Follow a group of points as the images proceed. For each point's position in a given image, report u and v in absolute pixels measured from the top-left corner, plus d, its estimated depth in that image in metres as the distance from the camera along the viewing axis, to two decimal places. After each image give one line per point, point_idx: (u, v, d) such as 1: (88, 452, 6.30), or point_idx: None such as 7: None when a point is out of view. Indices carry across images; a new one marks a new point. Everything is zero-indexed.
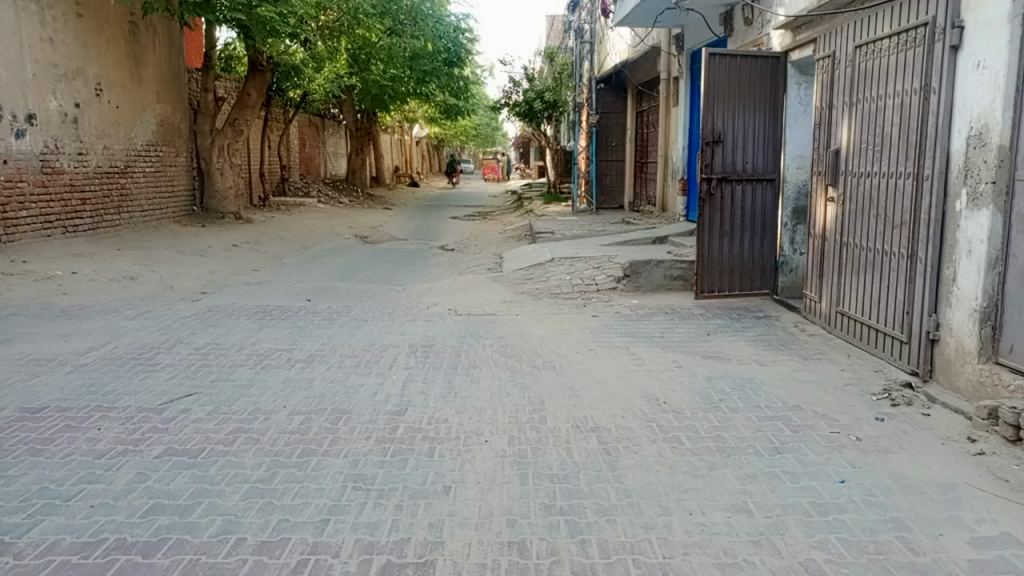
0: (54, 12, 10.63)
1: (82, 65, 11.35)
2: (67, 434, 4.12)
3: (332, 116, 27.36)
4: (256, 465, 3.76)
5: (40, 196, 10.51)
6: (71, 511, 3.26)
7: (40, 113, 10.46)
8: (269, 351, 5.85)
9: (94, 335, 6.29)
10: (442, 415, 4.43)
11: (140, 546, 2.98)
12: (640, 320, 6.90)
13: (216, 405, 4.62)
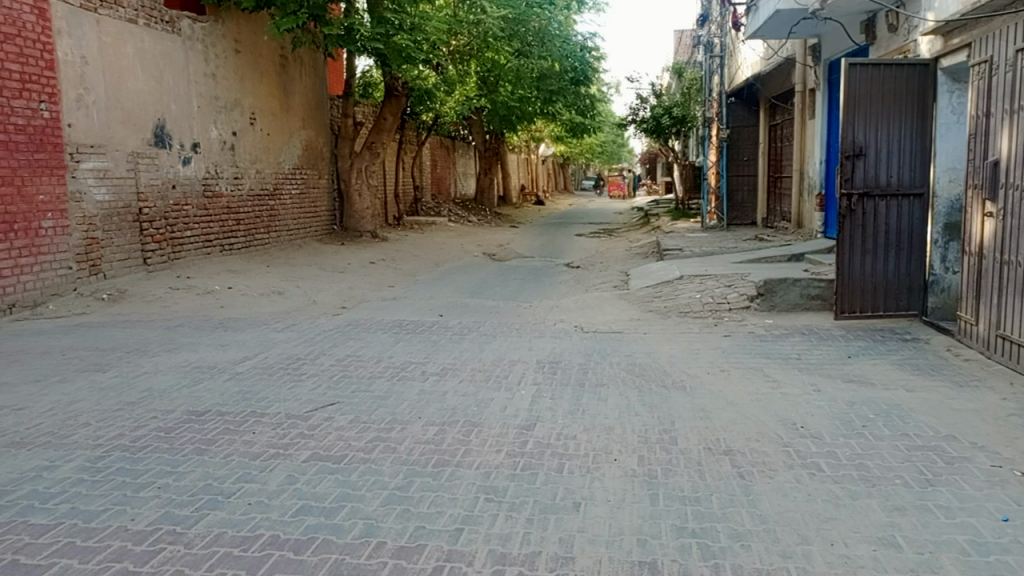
0: (216, 49, 11.66)
1: (239, 97, 12.33)
2: (227, 436, 4.49)
3: (461, 138, 28.25)
4: (394, 473, 3.94)
5: (203, 218, 11.44)
6: (231, 507, 3.55)
7: (203, 142, 11.42)
8: (405, 364, 6.11)
9: (248, 346, 6.80)
10: (571, 432, 4.47)
11: (291, 543, 3.20)
12: (775, 340, 6.66)
13: (357, 414, 4.87)
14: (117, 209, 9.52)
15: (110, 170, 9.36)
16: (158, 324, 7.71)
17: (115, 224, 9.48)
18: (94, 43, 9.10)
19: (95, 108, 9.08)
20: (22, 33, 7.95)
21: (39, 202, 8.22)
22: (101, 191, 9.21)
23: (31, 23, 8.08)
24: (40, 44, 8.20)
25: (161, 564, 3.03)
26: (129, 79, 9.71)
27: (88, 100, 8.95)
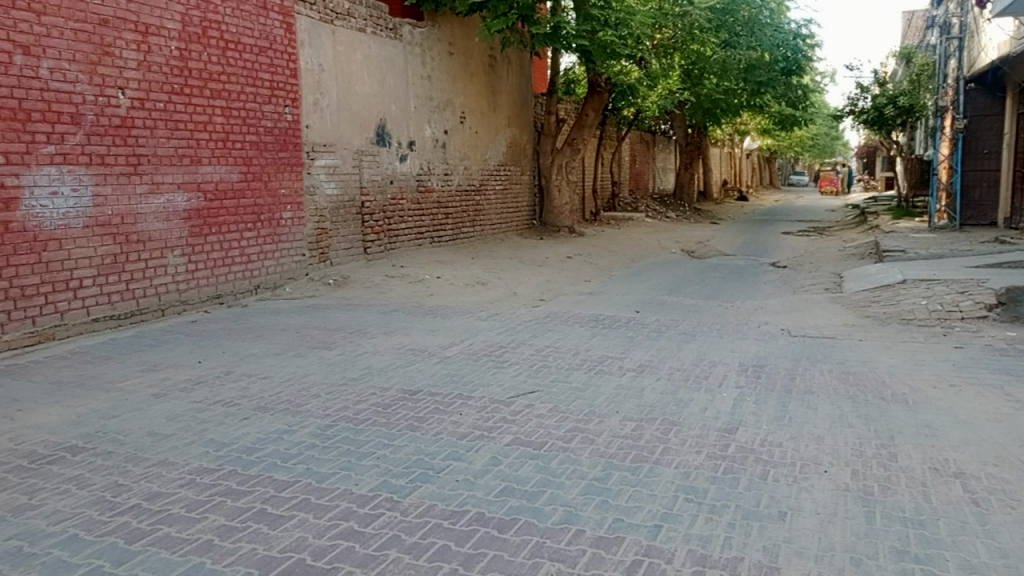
0: (433, 52, 12.43)
1: (450, 97, 13.04)
2: (436, 415, 4.81)
3: (662, 132, 27.87)
4: (593, 464, 4.00)
5: (416, 211, 12.25)
6: (441, 482, 3.80)
7: (418, 140, 12.20)
8: (602, 358, 6.17)
9: (454, 332, 7.21)
10: (776, 439, 4.28)
11: (496, 522, 3.36)
12: (1018, 356, 5.93)
13: (556, 403, 5.00)
14: (344, 203, 10.46)
15: (339, 168, 10.29)
16: (375, 308, 8.37)
17: (342, 216, 10.42)
18: (329, 52, 10.05)
19: (328, 111, 10.02)
20: (273, 46, 8.94)
21: (281, 196, 9.21)
22: (331, 186, 10.16)
23: (280, 36, 9.07)
24: (286, 55, 9.18)
25: (381, 527, 3.32)
26: (357, 83, 10.61)
27: (322, 104, 9.89)
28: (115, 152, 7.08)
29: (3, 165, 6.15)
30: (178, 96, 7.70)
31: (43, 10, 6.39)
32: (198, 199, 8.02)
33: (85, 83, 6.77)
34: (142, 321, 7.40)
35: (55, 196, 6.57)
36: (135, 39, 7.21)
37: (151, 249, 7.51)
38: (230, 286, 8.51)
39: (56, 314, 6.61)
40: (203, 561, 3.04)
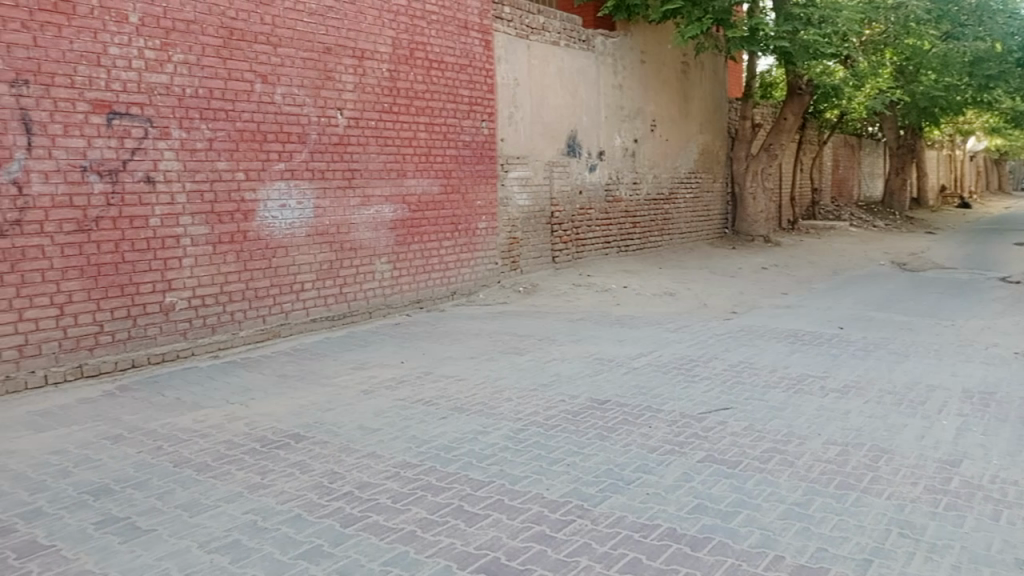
0: (624, 61, 12.44)
1: (641, 105, 12.96)
2: (626, 426, 4.79)
3: (870, 134, 25.85)
4: (792, 488, 3.79)
5: (604, 221, 12.30)
6: (631, 493, 3.78)
7: (608, 149, 12.24)
8: (802, 376, 5.83)
9: (642, 343, 7.14)
10: (1010, 476, 3.81)
11: (688, 539, 3.28)
12: None
13: (752, 422, 4.80)
14: (535, 213, 10.72)
15: (531, 178, 10.57)
16: (563, 316, 8.51)
17: (533, 226, 10.70)
18: (524, 67, 10.37)
19: (522, 124, 10.34)
20: (472, 63, 9.38)
21: (477, 207, 9.63)
22: (524, 197, 10.47)
23: (480, 53, 9.49)
24: (484, 71, 9.59)
25: (572, 534, 3.36)
26: (550, 96, 10.87)
27: (517, 117, 10.23)
28: (333, 168, 7.77)
29: (244, 181, 6.96)
30: (388, 115, 8.30)
31: (278, 42, 7.14)
32: (403, 210, 8.59)
33: (311, 106, 7.49)
34: (352, 322, 8.06)
35: (284, 209, 7.33)
36: (353, 64, 7.87)
37: (362, 256, 8.16)
38: (429, 292, 9.03)
39: (282, 314, 7.36)
40: (407, 550, 3.25)
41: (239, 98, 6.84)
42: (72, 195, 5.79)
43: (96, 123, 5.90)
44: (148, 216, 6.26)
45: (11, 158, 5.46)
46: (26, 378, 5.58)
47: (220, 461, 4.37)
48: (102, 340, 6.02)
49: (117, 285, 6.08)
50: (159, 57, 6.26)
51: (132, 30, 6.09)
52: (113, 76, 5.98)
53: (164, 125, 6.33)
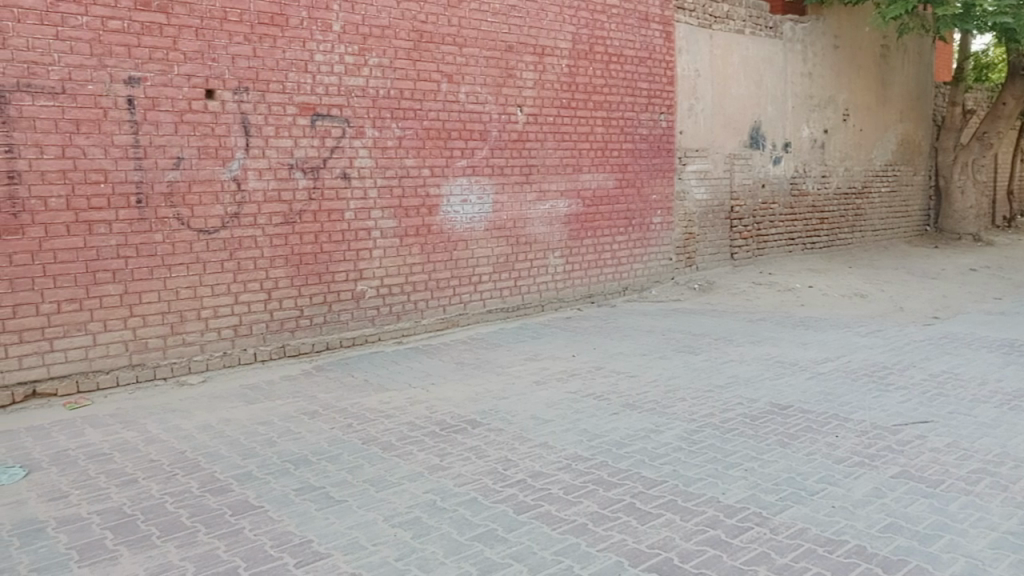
0: (815, 47, 11.71)
1: (833, 93, 12.14)
2: (809, 434, 4.52)
3: None
4: (1005, 515, 3.40)
5: (788, 216, 11.66)
6: (815, 505, 3.56)
7: (794, 141, 11.58)
8: (1019, 392, 5.20)
9: (830, 347, 6.69)
10: None
11: (879, 559, 3.05)
12: None
13: (956, 438, 4.36)
14: (713, 208, 10.38)
15: (710, 172, 10.25)
16: (741, 316, 8.17)
17: (711, 221, 10.36)
18: (707, 57, 10.05)
19: (702, 116, 10.05)
20: (652, 56, 9.23)
21: (653, 201, 9.48)
22: (701, 191, 10.16)
23: (660, 46, 9.32)
24: (664, 64, 9.41)
25: (749, 541, 3.23)
26: (732, 86, 10.46)
27: (697, 109, 9.96)
28: (512, 163, 7.97)
29: (429, 177, 7.31)
30: (566, 110, 8.38)
31: (464, 42, 7.42)
32: (578, 205, 8.65)
33: (492, 103, 7.72)
34: (525, 315, 8.24)
35: (465, 203, 7.62)
36: (533, 61, 8.02)
37: (537, 250, 8.31)
38: (602, 286, 9.02)
39: (460, 304, 7.67)
40: (579, 542, 3.28)
41: (426, 98, 7.20)
42: (280, 190, 6.36)
43: (302, 125, 6.45)
44: (344, 210, 6.75)
45: (232, 158, 6.10)
46: (240, 355, 6.24)
47: (404, 441, 4.64)
48: (302, 323, 6.59)
49: (316, 274, 6.62)
50: (357, 61, 6.72)
51: (335, 37, 6.57)
52: (317, 80, 6.50)
53: (360, 125, 6.79)
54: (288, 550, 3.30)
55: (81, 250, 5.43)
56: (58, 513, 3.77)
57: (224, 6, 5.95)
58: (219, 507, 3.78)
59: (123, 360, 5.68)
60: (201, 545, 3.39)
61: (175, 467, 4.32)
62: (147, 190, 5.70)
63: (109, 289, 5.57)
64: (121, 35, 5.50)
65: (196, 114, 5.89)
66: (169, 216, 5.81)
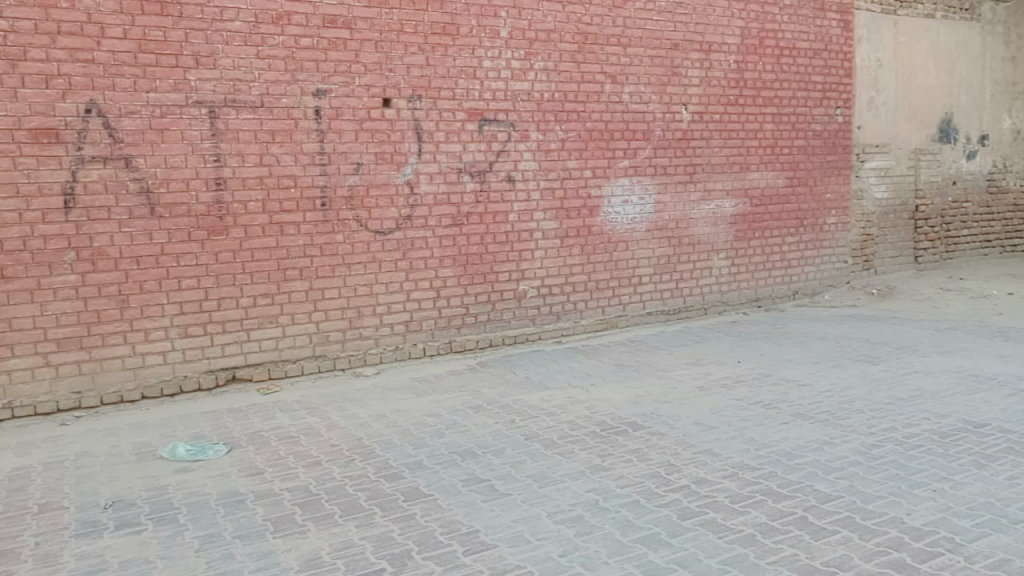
0: (1020, 28, 10.56)
1: None
2: (1011, 457, 4.09)
3: None
4: None
5: (984, 216, 10.60)
6: (1019, 535, 3.22)
7: (993, 133, 10.51)
8: None
9: None
10: None
11: None
12: None
13: None
14: (895, 207, 9.64)
15: (892, 168, 9.53)
16: (928, 324, 7.52)
17: (892, 221, 9.63)
18: (890, 45, 9.35)
19: (884, 108, 9.36)
20: (828, 47, 8.72)
21: (827, 200, 8.95)
22: (882, 188, 9.46)
23: (837, 35, 8.78)
24: (842, 54, 8.86)
25: (939, 569, 2.98)
26: (919, 75, 9.67)
27: (878, 101, 9.29)
28: (676, 163, 7.83)
29: (591, 178, 7.34)
30: (733, 107, 8.11)
31: (629, 43, 7.39)
32: (745, 205, 8.34)
33: (657, 102, 7.63)
34: (688, 318, 8.06)
35: (627, 204, 7.58)
36: (700, 58, 7.83)
37: (701, 251, 8.11)
38: (769, 290, 8.64)
39: (621, 305, 7.64)
40: (747, 553, 3.18)
41: (590, 99, 7.23)
42: (449, 193, 6.64)
43: (470, 130, 6.69)
44: (508, 212, 6.93)
45: (406, 163, 6.44)
46: (410, 350, 6.57)
47: (566, 440, 4.69)
48: (467, 321, 6.83)
49: (481, 273, 6.85)
50: (522, 66, 6.87)
51: (502, 43, 6.76)
52: (485, 86, 6.72)
53: (525, 128, 6.95)
54: (457, 539, 3.45)
55: (274, 249, 5.96)
56: (255, 488, 4.16)
57: (401, 19, 6.30)
58: (393, 493, 4.01)
59: (307, 351, 6.16)
60: (378, 526, 3.62)
61: (354, 452, 4.63)
62: (331, 194, 6.15)
63: (297, 286, 6.06)
64: (311, 51, 5.97)
65: (374, 122, 6.28)
66: (349, 219, 6.23)
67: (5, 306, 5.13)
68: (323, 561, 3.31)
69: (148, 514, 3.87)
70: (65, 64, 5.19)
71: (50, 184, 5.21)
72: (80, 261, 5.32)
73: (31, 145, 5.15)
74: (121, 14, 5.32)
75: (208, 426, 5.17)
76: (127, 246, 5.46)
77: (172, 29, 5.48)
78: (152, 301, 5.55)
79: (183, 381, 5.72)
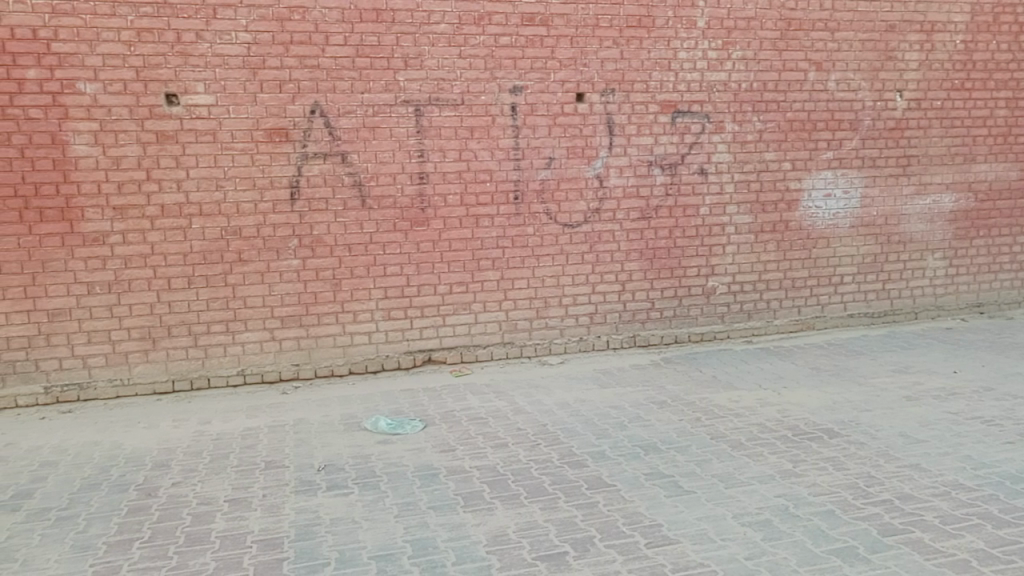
0: None
1: None
2: None
3: None
4: None
5: None
6: None
7: None
8: None
9: None
10: None
11: None
12: None
13: None
14: None
15: None
16: None
17: None
18: None
19: None
20: None
21: None
22: None
23: None
24: None
25: None
26: None
27: None
28: (887, 154, 7.24)
29: (791, 171, 6.99)
30: (957, 92, 7.36)
31: (837, 26, 6.92)
32: (969, 200, 7.54)
33: (867, 90, 7.09)
34: (895, 322, 7.45)
35: (829, 198, 7.13)
36: (919, 39, 7.17)
37: (913, 250, 7.45)
38: (995, 295, 7.76)
39: (818, 306, 7.21)
40: None
41: (792, 88, 6.88)
42: (639, 187, 6.62)
43: (662, 123, 6.62)
44: (699, 206, 6.78)
45: (597, 156, 6.49)
46: (594, 341, 6.64)
47: (755, 442, 4.53)
48: (652, 315, 6.78)
49: (668, 268, 6.76)
50: (720, 56, 6.67)
51: (699, 34, 6.60)
52: (680, 78, 6.60)
53: (720, 120, 6.75)
54: (640, 530, 3.46)
55: (469, 240, 6.26)
56: (447, 463, 4.42)
57: (597, 14, 6.35)
58: (577, 479, 4.09)
59: (497, 338, 6.42)
60: (562, 510, 3.72)
61: (539, 438, 4.78)
62: (524, 188, 6.35)
63: (489, 275, 6.33)
64: (509, 49, 6.19)
65: (567, 117, 6.39)
66: (540, 212, 6.41)
67: (241, 285, 5.82)
68: (509, 538, 3.46)
69: (354, 479, 4.25)
70: (296, 70, 5.78)
71: (280, 178, 5.84)
72: (302, 248, 5.92)
73: (266, 143, 5.79)
74: (343, 22, 5.82)
75: (405, 403, 5.56)
76: (341, 235, 5.99)
77: (386, 34, 5.92)
78: (360, 285, 6.06)
79: (384, 360, 6.18)
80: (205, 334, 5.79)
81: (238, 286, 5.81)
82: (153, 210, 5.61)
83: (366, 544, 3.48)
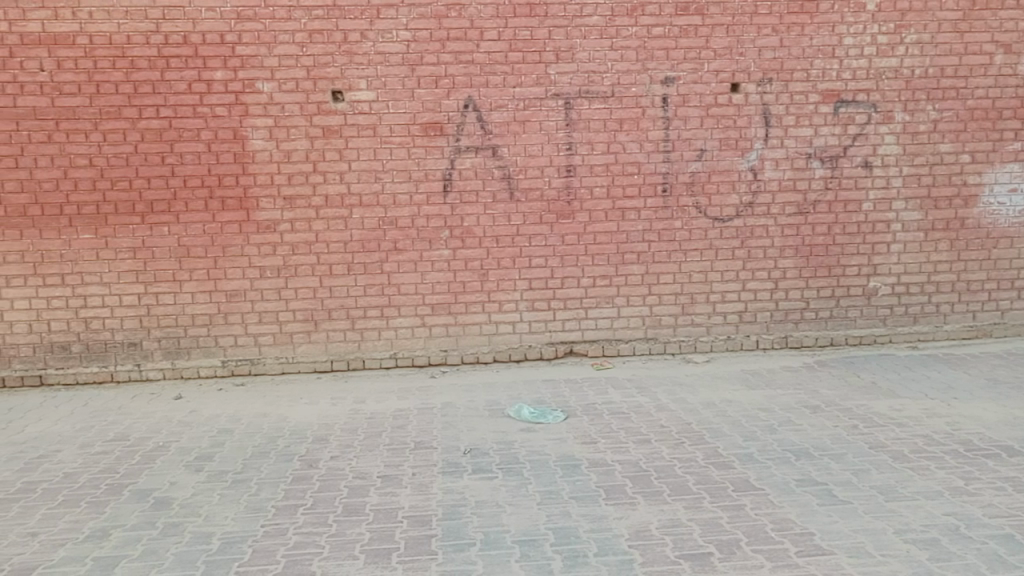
0: None
1: None
2: None
3: None
4: None
5: None
6: None
7: None
8: None
9: None
10: None
11: None
12: None
13: None
14: None
15: None
16: None
17: None
18: None
19: None
20: None
21: None
22: None
23: None
24: None
25: None
26: None
27: None
28: None
29: (969, 164, 6.41)
30: None
31: None
32: None
33: None
34: None
35: (1015, 193, 6.48)
36: None
37: None
38: None
39: (998, 311, 6.59)
40: None
41: (974, 73, 6.30)
42: (796, 180, 6.31)
43: (824, 113, 6.27)
44: (862, 201, 6.37)
45: (751, 148, 6.26)
46: (743, 341, 6.41)
47: (920, 454, 4.22)
48: (807, 316, 6.46)
49: (826, 266, 6.41)
50: (891, 40, 6.23)
51: (868, 17, 6.19)
52: (845, 65, 6.23)
53: (889, 109, 6.31)
54: (790, 538, 3.32)
55: (615, 233, 6.23)
56: (589, 455, 4.44)
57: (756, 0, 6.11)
58: (723, 481, 3.98)
59: (640, 333, 6.36)
60: (706, 511, 3.63)
61: (683, 436, 4.69)
62: (673, 181, 6.23)
63: (634, 269, 6.27)
64: (662, 40, 6.09)
65: (721, 107, 6.20)
66: (689, 205, 6.26)
67: (395, 273, 6.10)
68: (652, 534, 3.43)
69: (498, 464, 4.36)
70: (451, 66, 5.97)
71: (434, 171, 6.06)
72: (452, 239, 6.12)
73: (422, 137, 6.03)
74: (497, 18, 5.95)
75: (548, 394, 5.63)
76: (489, 226, 6.14)
77: (538, 28, 5.99)
78: (507, 276, 6.18)
79: (528, 350, 6.27)
80: (361, 318, 6.13)
81: (392, 274, 6.10)
82: (318, 201, 5.99)
83: (510, 528, 3.56)
